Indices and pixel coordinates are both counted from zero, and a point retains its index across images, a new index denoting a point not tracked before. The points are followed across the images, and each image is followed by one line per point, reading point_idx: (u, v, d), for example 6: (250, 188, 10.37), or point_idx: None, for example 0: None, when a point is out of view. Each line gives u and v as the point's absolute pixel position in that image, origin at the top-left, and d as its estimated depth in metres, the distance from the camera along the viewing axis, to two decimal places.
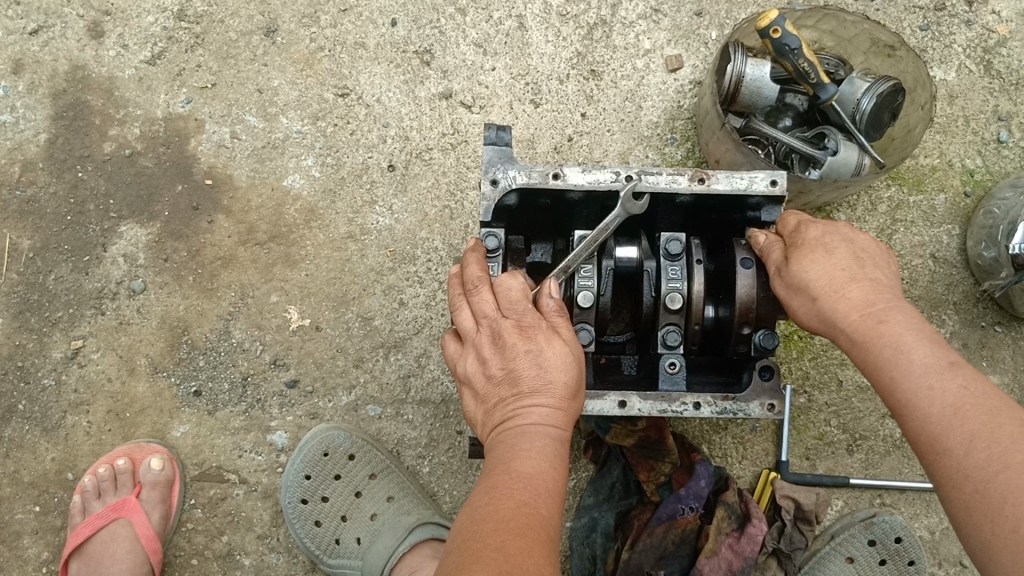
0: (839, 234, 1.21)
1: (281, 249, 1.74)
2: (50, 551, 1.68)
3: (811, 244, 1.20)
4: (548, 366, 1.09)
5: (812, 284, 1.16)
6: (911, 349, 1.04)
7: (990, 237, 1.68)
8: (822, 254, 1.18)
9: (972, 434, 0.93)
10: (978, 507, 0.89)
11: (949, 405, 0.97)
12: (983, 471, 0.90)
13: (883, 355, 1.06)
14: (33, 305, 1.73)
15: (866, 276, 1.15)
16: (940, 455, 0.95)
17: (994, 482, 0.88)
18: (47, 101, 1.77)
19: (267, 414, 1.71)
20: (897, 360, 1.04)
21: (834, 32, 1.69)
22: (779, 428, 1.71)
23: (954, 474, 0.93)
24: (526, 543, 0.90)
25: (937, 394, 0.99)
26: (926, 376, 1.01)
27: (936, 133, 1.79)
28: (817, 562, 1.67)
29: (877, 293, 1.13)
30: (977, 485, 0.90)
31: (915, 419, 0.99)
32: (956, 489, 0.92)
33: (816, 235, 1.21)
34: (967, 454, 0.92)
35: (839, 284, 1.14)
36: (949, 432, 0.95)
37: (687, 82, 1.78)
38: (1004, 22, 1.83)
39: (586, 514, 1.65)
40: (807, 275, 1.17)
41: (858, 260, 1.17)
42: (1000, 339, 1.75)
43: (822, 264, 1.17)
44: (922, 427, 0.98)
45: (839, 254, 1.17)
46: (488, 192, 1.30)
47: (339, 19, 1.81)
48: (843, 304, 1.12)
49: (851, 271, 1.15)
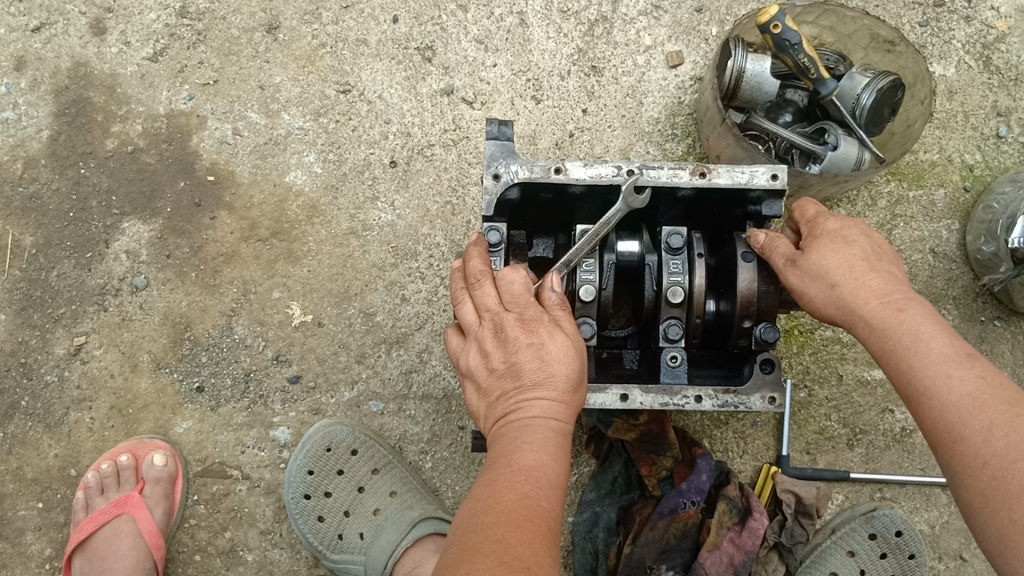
0: (857, 227, 1.21)
1: (282, 245, 1.75)
2: (53, 547, 1.69)
3: (831, 234, 1.20)
4: (551, 359, 1.09)
5: (831, 272, 1.15)
6: (930, 338, 1.05)
7: (990, 232, 1.69)
8: (841, 244, 1.18)
9: (991, 424, 0.95)
10: (996, 495, 0.91)
11: (968, 393, 0.98)
12: (1002, 459, 0.92)
13: (902, 342, 1.06)
14: (35, 301, 1.73)
15: (882, 266, 1.15)
16: (958, 443, 0.97)
17: (1014, 470, 0.91)
18: (49, 98, 1.77)
19: (270, 409, 1.71)
20: (916, 349, 1.05)
21: (833, 27, 1.71)
22: (779, 422, 1.72)
23: (971, 461, 0.95)
24: (526, 535, 0.90)
25: (957, 382, 1.00)
26: (944, 364, 1.02)
27: (935, 128, 1.80)
28: (818, 556, 1.68)
29: (895, 282, 1.13)
30: (995, 472, 0.92)
31: (932, 407, 1.01)
32: (973, 477, 0.94)
33: (834, 225, 1.21)
34: (986, 442, 0.94)
35: (858, 273, 1.14)
36: (969, 420, 0.97)
37: (687, 78, 1.79)
38: (1003, 18, 1.83)
39: (588, 509, 1.66)
40: (826, 262, 1.16)
41: (873, 250, 1.18)
42: (1000, 333, 1.76)
43: (842, 253, 1.16)
44: (939, 415, 1.00)
45: (857, 244, 1.17)
46: (491, 186, 1.30)
47: (340, 15, 1.81)
48: (863, 291, 1.12)
49: (869, 261, 1.15)
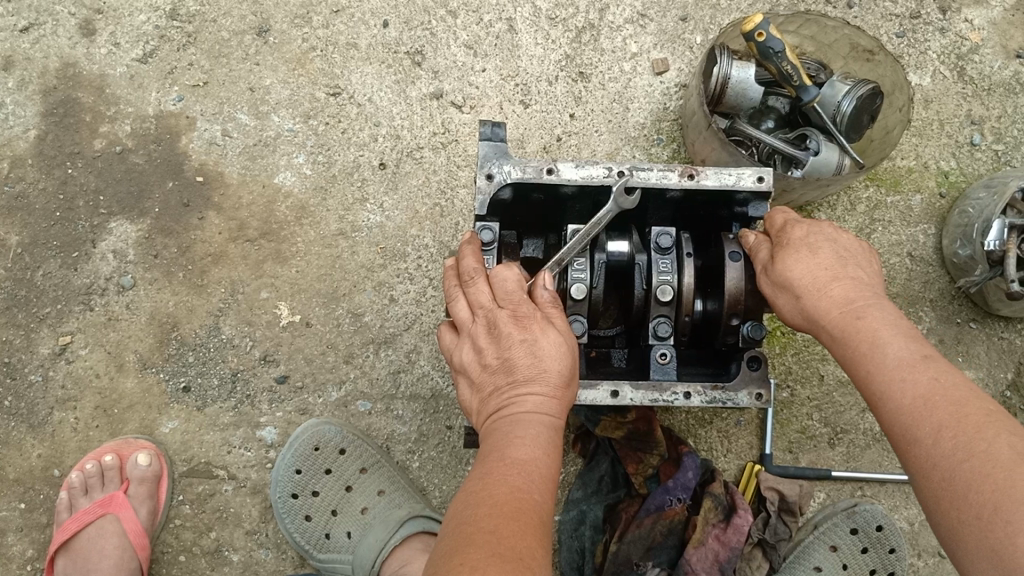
0: (822, 235, 1.24)
1: (271, 245, 1.75)
2: (35, 549, 1.67)
3: (796, 243, 1.23)
4: (543, 355, 1.11)
5: (794, 281, 1.19)
6: (886, 344, 1.07)
7: (965, 235, 1.73)
8: (807, 253, 1.21)
9: (939, 426, 0.95)
10: (945, 496, 0.91)
11: (918, 396, 0.99)
12: (949, 459, 0.92)
13: (860, 350, 1.09)
14: (20, 301, 1.72)
15: (848, 274, 1.18)
16: (911, 444, 0.98)
17: (959, 470, 0.91)
18: (37, 98, 1.77)
19: (257, 409, 1.71)
20: (873, 355, 1.07)
21: (814, 37, 1.75)
22: (763, 421, 1.75)
23: (923, 462, 0.95)
24: (519, 527, 0.92)
25: (909, 386, 1.01)
26: (900, 369, 1.03)
27: (912, 136, 1.85)
28: (801, 551, 1.71)
29: (857, 290, 1.15)
30: (943, 473, 0.92)
31: (889, 410, 1.02)
32: (925, 477, 0.95)
33: (800, 236, 1.25)
34: (935, 444, 0.95)
35: (820, 283, 1.17)
36: (919, 422, 0.98)
37: (673, 85, 1.83)
38: (976, 30, 1.90)
39: (574, 507, 1.68)
40: (790, 274, 1.20)
41: (841, 258, 1.21)
42: (974, 334, 1.81)
43: (804, 265, 1.20)
44: (895, 419, 1.01)
45: (823, 253, 1.21)
46: (484, 186, 1.32)
47: (331, 19, 1.83)
48: (825, 301, 1.15)
49: (832, 269, 1.18)
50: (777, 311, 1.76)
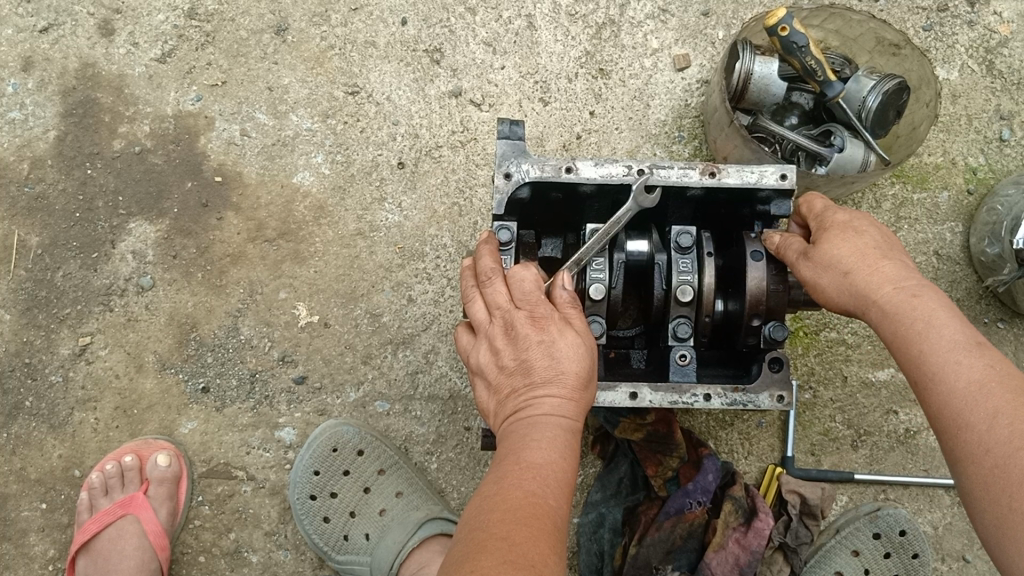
0: (869, 219, 1.21)
1: (290, 245, 1.75)
2: (57, 549, 1.68)
3: (842, 224, 1.20)
4: (561, 357, 1.09)
5: (842, 261, 1.15)
6: (942, 326, 1.03)
7: (994, 233, 1.70)
8: (853, 234, 1.18)
9: (996, 411, 0.92)
10: (997, 484, 0.89)
11: (974, 380, 0.96)
12: (1005, 447, 0.90)
13: (913, 329, 1.05)
14: (41, 302, 1.73)
15: (895, 255, 1.15)
16: (961, 429, 0.95)
17: (1015, 458, 0.88)
18: (57, 98, 1.77)
19: (276, 410, 1.71)
20: (927, 335, 1.03)
21: (839, 31, 1.72)
22: (785, 423, 1.73)
23: (973, 448, 0.93)
24: (532, 533, 0.90)
25: (965, 369, 0.98)
26: (954, 351, 1.00)
27: (939, 131, 1.81)
28: (823, 555, 1.68)
29: (908, 272, 1.12)
30: (997, 460, 0.90)
31: (940, 392, 0.99)
32: (974, 463, 0.92)
33: (845, 217, 1.21)
34: (989, 430, 0.92)
35: (870, 261, 1.14)
36: (972, 406, 0.95)
37: (694, 81, 1.80)
38: (1005, 22, 1.85)
39: (593, 510, 1.67)
40: (838, 251, 1.17)
41: (887, 241, 1.17)
42: (1003, 334, 1.78)
43: (852, 242, 1.17)
44: (945, 402, 0.98)
45: (870, 235, 1.17)
46: (501, 185, 1.31)
47: (349, 18, 1.82)
48: (877, 277, 1.12)
49: (882, 251, 1.15)
50: (799, 311, 1.74)
